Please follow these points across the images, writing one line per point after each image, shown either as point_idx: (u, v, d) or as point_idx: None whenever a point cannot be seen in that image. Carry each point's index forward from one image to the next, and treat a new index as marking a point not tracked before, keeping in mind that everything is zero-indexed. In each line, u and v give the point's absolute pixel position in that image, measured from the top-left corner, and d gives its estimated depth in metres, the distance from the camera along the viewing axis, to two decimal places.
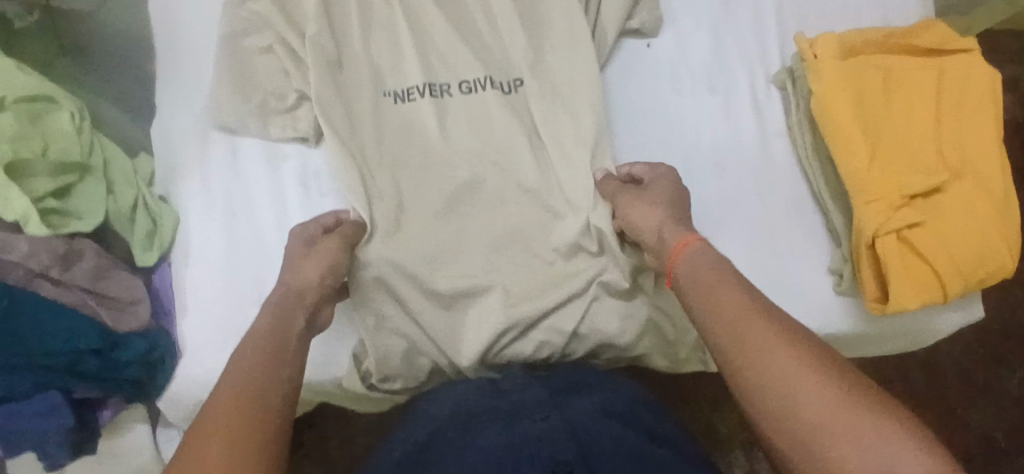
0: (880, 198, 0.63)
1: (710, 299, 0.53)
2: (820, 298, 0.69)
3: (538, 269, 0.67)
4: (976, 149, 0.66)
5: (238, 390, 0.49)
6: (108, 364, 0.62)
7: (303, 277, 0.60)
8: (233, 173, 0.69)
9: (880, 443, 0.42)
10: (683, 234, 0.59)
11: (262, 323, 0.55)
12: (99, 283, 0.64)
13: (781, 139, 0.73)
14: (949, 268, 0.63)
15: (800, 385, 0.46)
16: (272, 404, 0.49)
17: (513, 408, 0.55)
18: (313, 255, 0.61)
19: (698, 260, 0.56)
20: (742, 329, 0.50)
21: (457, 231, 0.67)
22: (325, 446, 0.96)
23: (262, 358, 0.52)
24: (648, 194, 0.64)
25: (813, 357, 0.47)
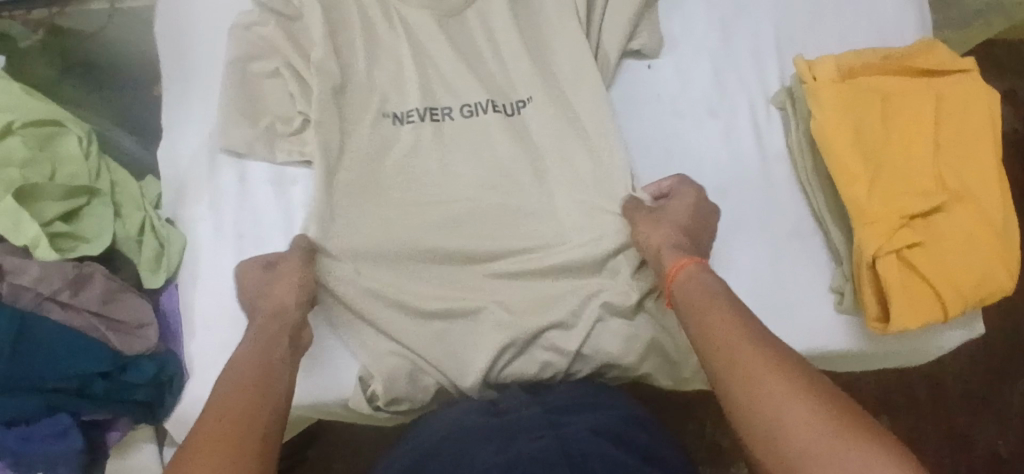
0: (879, 219, 0.64)
1: (703, 320, 0.56)
2: (823, 319, 0.69)
3: (539, 288, 0.68)
4: (973, 170, 0.67)
5: (222, 410, 0.51)
6: (116, 386, 0.63)
7: (278, 297, 0.63)
8: (240, 196, 0.69)
9: (852, 459, 0.43)
10: (679, 256, 0.62)
11: (245, 352, 0.57)
12: (108, 307, 0.64)
13: (781, 160, 0.74)
14: (948, 288, 0.64)
15: (777, 396, 0.48)
16: (259, 428, 0.51)
17: (509, 428, 0.56)
18: (278, 278, 0.64)
19: (692, 288, 0.59)
20: (731, 352, 0.52)
21: (460, 251, 0.68)
22: (329, 463, 0.97)
23: (250, 387, 0.54)
24: (661, 216, 0.66)
25: (795, 379, 0.49)
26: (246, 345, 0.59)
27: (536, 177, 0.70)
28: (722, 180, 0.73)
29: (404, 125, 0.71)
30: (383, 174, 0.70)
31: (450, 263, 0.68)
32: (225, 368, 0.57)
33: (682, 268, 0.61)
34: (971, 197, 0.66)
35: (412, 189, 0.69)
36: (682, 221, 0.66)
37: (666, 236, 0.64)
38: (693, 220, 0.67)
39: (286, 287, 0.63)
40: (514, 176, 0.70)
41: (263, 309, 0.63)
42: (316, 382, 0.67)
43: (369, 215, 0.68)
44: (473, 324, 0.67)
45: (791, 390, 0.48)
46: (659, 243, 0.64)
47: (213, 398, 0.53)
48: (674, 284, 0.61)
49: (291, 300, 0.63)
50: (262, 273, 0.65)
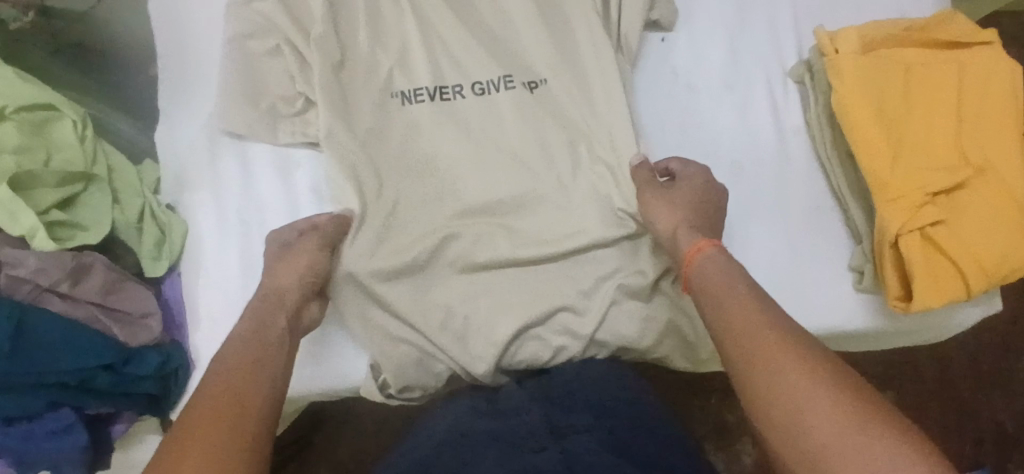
0: (902, 196, 0.62)
1: (719, 307, 0.53)
2: (843, 299, 0.68)
3: (554, 274, 0.66)
4: (998, 144, 0.65)
5: (216, 395, 0.48)
6: (120, 381, 0.61)
7: (282, 280, 0.60)
8: (244, 181, 0.67)
9: (881, 454, 0.40)
10: (699, 240, 0.59)
11: (240, 331, 0.54)
12: (110, 298, 0.62)
13: (799, 136, 0.72)
14: (973, 266, 0.62)
15: (798, 391, 0.45)
16: (252, 416, 0.48)
17: (507, 431, 0.52)
18: (289, 258, 0.62)
19: (709, 270, 0.56)
20: (750, 339, 0.49)
21: (472, 239, 0.66)
22: (334, 446, 0.95)
23: (239, 373, 0.50)
24: (673, 194, 0.63)
25: (819, 368, 0.46)
26: (240, 326, 0.56)
27: (551, 160, 0.68)
28: (738, 157, 0.71)
29: (412, 103, 0.68)
30: (387, 154, 0.67)
31: (458, 254, 0.66)
32: (218, 349, 0.54)
33: (703, 250, 0.58)
34: (995, 172, 0.64)
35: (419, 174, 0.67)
36: (694, 199, 0.63)
37: (684, 218, 0.61)
38: (706, 197, 0.64)
39: (296, 268, 0.61)
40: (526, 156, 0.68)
41: (262, 290, 0.60)
42: (325, 371, 0.66)
43: (376, 198, 0.66)
44: (485, 313, 0.65)
45: (815, 380, 0.45)
46: (676, 223, 0.61)
47: (204, 383, 0.50)
48: (691, 270, 0.58)
49: (295, 282, 0.60)
50: (274, 252, 0.63)
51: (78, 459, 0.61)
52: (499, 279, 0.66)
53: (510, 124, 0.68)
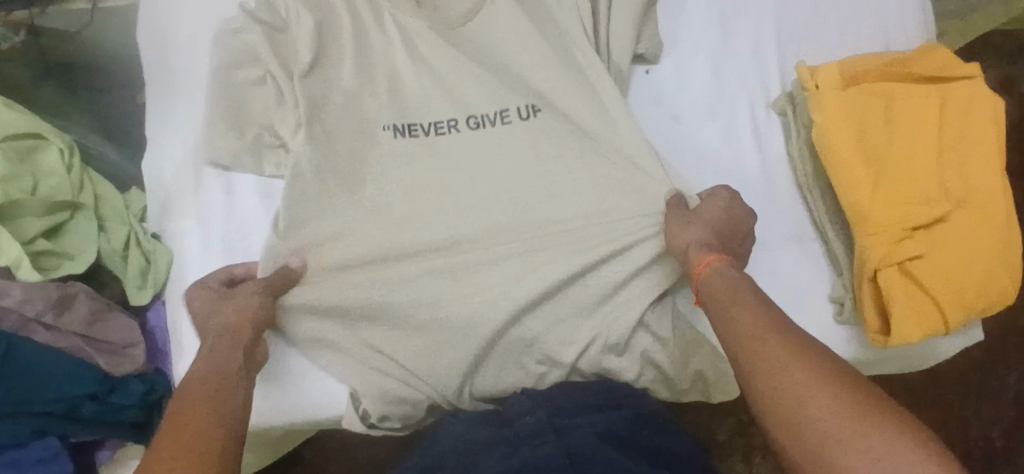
0: (882, 230, 0.63)
1: (727, 314, 0.54)
2: (824, 331, 0.68)
3: (557, 308, 0.66)
4: (976, 179, 0.66)
5: (176, 428, 0.48)
6: (106, 408, 0.62)
7: (234, 317, 0.60)
8: (230, 211, 0.68)
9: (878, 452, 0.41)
10: (705, 253, 0.60)
11: (199, 367, 0.55)
12: (94, 327, 0.63)
13: (782, 167, 0.72)
14: (951, 299, 0.63)
15: (807, 392, 0.45)
16: (218, 437, 0.48)
17: (516, 438, 0.55)
18: (227, 302, 0.61)
19: (715, 281, 0.57)
20: (754, 344, 0.50)
21: (471, 276, 0.66)
22: (325, 463, 0.96)
23: (205, 401, 0.51)
24: (693, 215, 0.64)
25: (820, 368, 0.46)
26: (198, 364, 0.55)
27: (550, 197, 0.68)
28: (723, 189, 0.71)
29: (404, 136, 0.69)
30: (374, 186, 0.68)
31: (442, 284, 0.66)
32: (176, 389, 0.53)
33: (708, 263, 0.58)
34: (974, 207, 0.65)
35: (405, 205, 0.67)
36: (715, 219, 0.63)
37: (698, 236, 0.61)
38: (727, 219, 0.63)
39: (238, 307, 0.61)
40: (524, 193, 0.68)
41: (212, 329, 0.60)
42: (304, 402, 0.66)
43: (362, 230, 0.67)
44: (477, 352, 0.66)
45: (815, 380, 0.46)
46: (688, 239, 0.62)
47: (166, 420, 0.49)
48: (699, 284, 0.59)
49: (240, 318, 0.60)
50: (215, 297, 0.62)
51: None
52: (481, 308, 0.66)
53: (497, 157, 0.68)
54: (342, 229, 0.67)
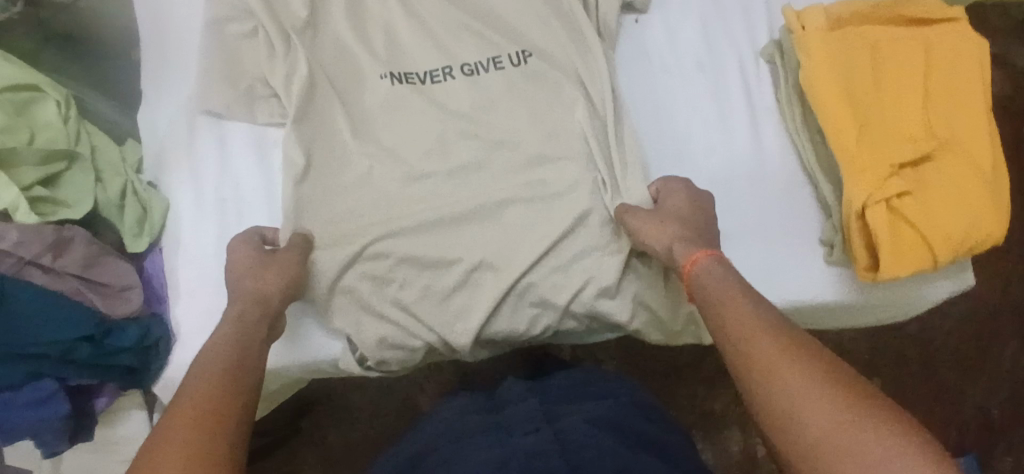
0: (868, 168, 0.63)
1: (719, 317, 0.56)
2: (810, 272, 0.69)
3: (547, 257, 0.67)
4: (966, 119, 0.66)
5: (197, 398, 0.50)
6: (101, 351, 0.62)
7: (267, 285, 0.62)
8: (222, 159, 0.68)
9: (876, 454, 0.43)
10: (692, 250, 0.61)
11: (227, 328, 0.58)
12: (90, 270, 0.63)
13: (771, 114, 0.73)
14: (940, 236, 0.64)
15: (804, 400, 0.47)
16: (233, 413, 0.50)
17: (506, 423, 0.63)
18: (270, 263, 0.63)
19: (706, 281, 0.59)
20: (751, 349, 0.52)
21: (458, 232, 0.67)
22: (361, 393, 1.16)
23: (222, 377, 0.53)
24: (659, 214, 0.65)
25: (816, 371, 0.49)
26: (225, 329, 0.58)
27: (540, 147, 0.68)
28: (711, 138, 0.72)
29: (396, 83, 0.69)
30: (366, 141, 0.69)
31: (439, 229, 0.67)
32: (200, 353, 0.56)
33: (697, 261, 0.60)
34: (963, 147, 0.65)
35: (394, 156, 0.68)
36: (684, 216, 0.65)
37: (674, 234, 0.63)
38: (693, 209, 0.66)
39: (278, 275, 0.63)
40: (516, 144, 0.69)
41: (243, 293, 0.61)
42: (306, 349, 0.68)
43: (360, 179, 0.68)
44: (467, 301, 0.67)
45: (809, 383, 0.48)
46: (668, 238, 0.63)
47: (184, 387, 0.52)
48: (689, 283, 0.60)
49: (275, 286, 0.62)
50: (255, 256, 0.64)
51: (62, 426, 0.63)
52: (475, 252, 0.67)
53: (488, 104, 0.69)
54: (332, 181, 0.68)
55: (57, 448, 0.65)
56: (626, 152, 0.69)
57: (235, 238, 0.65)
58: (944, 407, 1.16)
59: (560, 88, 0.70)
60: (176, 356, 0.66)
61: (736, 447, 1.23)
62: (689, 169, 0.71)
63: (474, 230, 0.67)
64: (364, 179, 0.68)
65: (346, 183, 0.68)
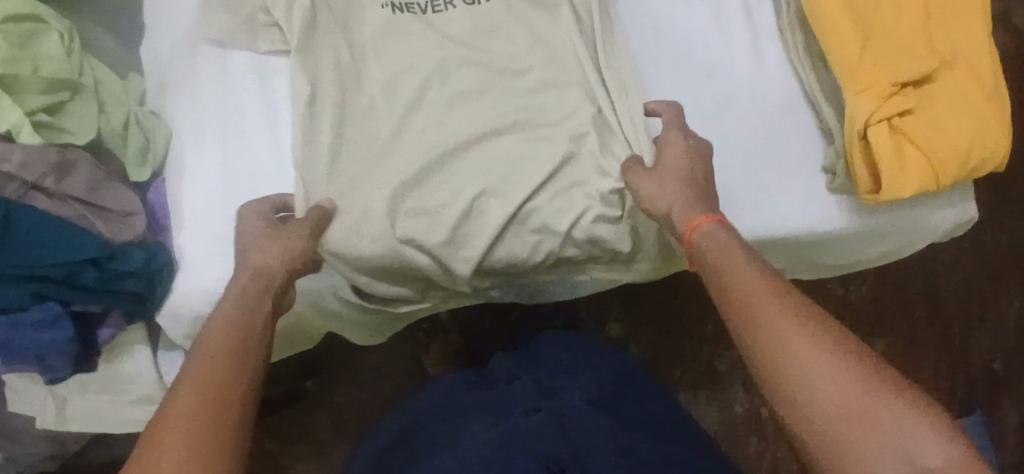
0: (871, 86, 0.63)
1: (722, 281, 0.54)
2: (813, 197, 0.69)
3: (549, 182, 0.67)
4: (967, 42, 0.67)
5: (197, 384, 0.50)
6: (105, 276, 0.62)
7: (271, 260, 0.61)
8: (222, 87, 0.69)
9: (886, 425, 0.44)
10: (691, 214, 0.60)
11: (229, 307, 0.57)
12: (94, 194, 0.64)
13: (773, 44, 0.73)
14: (944, 155, 0.63)
15: (816, 373, 0.47)
16: (233, 400, 0.50)
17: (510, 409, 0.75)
18: (275, 238, 0.62)
19: (706, 246, 0.57)
20: (758, 315, 0.51)
21: (459, 159, 0.67)
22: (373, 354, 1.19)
23: (221, 360, 0.52)
24: (660, 173, 0.63)
25: (827, 342, 0.48)
26: (227, 307, 0.57)
27: (540, 77, 0.69)
28: (713, 69, 0.72)
29: (400, 13, 0.69)
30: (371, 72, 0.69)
31: (442, 158, 0.67)
32: (202, 333, 0.55)
33: (697, 227, 0.59)
34: (962, 65, 0.66)
35: (398, 84, 0.68)
36: (683, 171, 0.63)
37: (676, 195, 0.61)
38: (693, 167, 0.63)
39: (280, 250, 0.61)
40: (517, 73, 0.69)
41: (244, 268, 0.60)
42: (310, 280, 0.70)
43: (366, 108, 0.68)
44: (470, 227, 0.67)
45: (818, 353, 0.48)
46: (669, 202, 0.61)
47: (185, 371, 0.52)
48: (689, 247, 0.59)
49: (278, 262, 0.61)
50: (262, 227, 0.63)
51: (65, 351, 0.63)
52: (477, 179, 0.67)
53: (491, 31, 0.70)
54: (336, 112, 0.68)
55: (61, 373, 0.65)
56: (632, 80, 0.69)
57: (245, 207, 0.65)
58: None
59: (560, 19, 0.71)
60: (180, 283, 0.66)
61: (741, 406, 1.24)
62: (692, 98, 0.71)
63: (477, 156, 0.68)
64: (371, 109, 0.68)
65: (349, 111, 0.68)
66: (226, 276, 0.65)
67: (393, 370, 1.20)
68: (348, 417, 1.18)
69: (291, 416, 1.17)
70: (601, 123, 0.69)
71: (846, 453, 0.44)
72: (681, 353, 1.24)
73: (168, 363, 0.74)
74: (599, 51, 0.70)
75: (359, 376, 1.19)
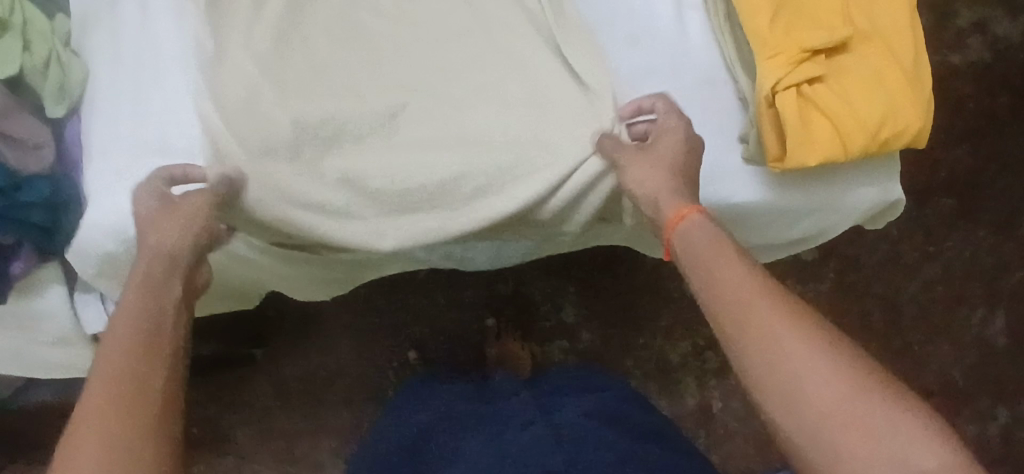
0: (780, 52, 0.63)
1: (711, 275, 0.56)
2: (730, 167, 0.69)
3: (481, 156, 0.67)
4: (885, 15, 0.66)
5: (108, 377, 0.50)
6: (12, 205, 0.63)
7: (168, 240, 0.60)
8: (143, 23, 0.71)
9: (879, 425, 0.47)
10: (682, 204, 0.61)
11: (133, 296, 0.56)
12: (5, 124, 0.64)
13: (697, 13, 0.72)
14: (851, 125, 0.63)
15: (810, 376, 0.49)
16: (150, 387, 0.51)
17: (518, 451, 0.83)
18: (169, 215, 0.61)
19: (696, 237, 0.59)
20: (750, 313, 0.53)
21: (382, 131, 0.68)
22: (319, 328, 1.19)
23: (133, 352, 0.52)
24: (651, 154, 0.64)
25: (819, 342, 0.50)
26: (136, 290, 0.56)
27: (482, 51, 0.69)
28: (636, 35, 0.72)
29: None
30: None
31: (361, 127, 0.67)
32: (109, 322, 0.55)
33: (686, 216, 0.60)
34: (881, 38, 0.65)
35: (316, 39, 0.69)
36: (678, 162, 0.64)
37: (665, 181, 0.62)
38: (684, 159, 0.64)
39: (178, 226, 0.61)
40: (456, 48, 0.69)
41: (144, 249, 0.60)
42: (227, 253, 0.73)
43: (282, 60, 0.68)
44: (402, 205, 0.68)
45: (813, 351, 0.50)
46: (655, 187, 0.63)
47: (99, 363, 0.52)
48: (674, 235, 0.61)
49: (180, 236, 0.60)
50: (157, 205, 0.62)
51: None
52: (398, 152, 0.68)
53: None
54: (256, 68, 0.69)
55: None
56: (561, 43, 0.69)
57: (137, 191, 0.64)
58: (910, 366, 1.20)
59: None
60: (85, 218, 0.66)
61: (691, 400, 1.22)
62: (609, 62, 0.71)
63: (400, 128, 0.68)
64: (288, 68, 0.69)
65: (270, 65, 0.67)
66: (127, 209, 0.66)
67: (340, 343, 1.20)
68: (291, 387, 1.18)
69: (234, 382, 1.18)
70: (540, 97, 0.68)
71: (840, 452, 0.47)
72: (632, 342, 1.23)
73: (81, 305, 0.75)
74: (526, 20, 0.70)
75: (305, 345, 1.19)
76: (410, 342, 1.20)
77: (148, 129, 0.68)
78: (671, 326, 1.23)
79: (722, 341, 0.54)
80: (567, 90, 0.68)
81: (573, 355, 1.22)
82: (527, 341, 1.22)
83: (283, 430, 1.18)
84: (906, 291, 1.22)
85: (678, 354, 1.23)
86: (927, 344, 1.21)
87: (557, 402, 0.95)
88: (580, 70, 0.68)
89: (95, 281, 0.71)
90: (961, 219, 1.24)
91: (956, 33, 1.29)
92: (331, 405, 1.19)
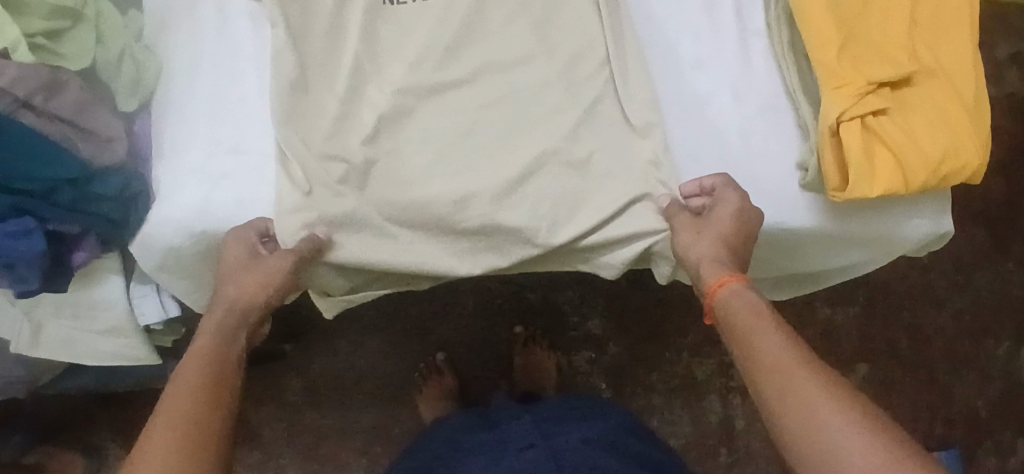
0: (847, 83, 0.64)
1: (751, 344, 0.59)
2: (788, 192, 0.70)
3: (512, 190, 0.69)
4: (950, 53, 0.67)
5: (174, 417, 0.56)
6: (84, 196, 0.65)
7: (246, 293, 0.66)
8: (220, 28, 0.73)
9: None
10: (722, 273, 0.64)
11: (206, 343, 0.63)
12: (80, 116, 0.65)
13: (760, 40, 0.74)
14: (914, 159, 0.63)
15: (845, 443, 0.50)
16: (211, 429, 0.56)
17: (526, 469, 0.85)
18: (254, 268, 0.66)
19: (735, 306, 0.62)
20: (788, 380, 0.55)
21: (422, 160, 0.69)
22: (354, 335, 1.20)
23: (198, 396, 0.58)
24: (704, 224, 0.66)
25: (851, 410, 0.52)
26: (205, 341, 0.63)
27: (533, 88, 0.71)
28: (699, 61, 0.74)
29: (395, 4, 0.72)
30: (369, 44, 0.71)
31: (405, 156, 0.70)
32: (181, 363, 0.61)
33: (725, 285, 0.63)
34: (945, 75, 0.66)
35: (382, 67, 0.71)
36: (726, 231, 0.66)
37: (710, 250, 0.65)
38: (738, 229, 0.66)
39: (261, 281, 0.65)
40: (524, 85, 0.71)
41: (221, 300, 0.66)
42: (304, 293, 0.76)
43: (352, 75, 0.70)
44: (457, 239, 0.70)
45: (844, 421, 0.51)
46: (699, 254, 0.65)
47: (165, 402, 0.57)
48: (715, 301, 0.64)
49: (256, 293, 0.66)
50: (246, 256, 0.66)
51: (39, 264, 0.64)
52: (432, 181, 0.69)
53: (474, 32, 0.72)
54: (328, 77, 0.71)
55: (33, 288, 0.66)
56: (627, 75, 0.71)
57: (230, 234, 0.67)
58: (934, 395, 1.21)
59: (567, 18, 0.73)
60: (154, 213, 0.68)
61: (715, 416, 1.22)
62: (671, 86, 0.73)
63: (435, 158, 0.69)
64: (357, 79, 0.71)
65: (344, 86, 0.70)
66: (197, 204, 0.67)
67: (371, 343, 1.20)
68: (321, 384, 1.19)
69: (266, 378, 1.19)
70: (581, 140, 0.70)
71: None
72: (659, 356, 1.23)
73: (139, 296, 0.77)
74: (585, 61, 0.72)
75: (337, 343, 1.20)
76: (439, 345, 1.21)
77: (223, 133, 0.70)
78: (701, 346, 1.23)
79: (762, 406, 0.56)
80: (625, 125, 0.71)
81: (599, 367, 1.22)
82: (554, 349, 1.22)
83: (310, 426, 1.19)
84: (935, 320, 1.22)
85: (705, 370, 1.23)
86: (952, 374, 1.21)
87: (556, 430, 0.94)
88: (640, 100, 0.70)
89: (156, 272, 0.72)
90: (992, 251, 1.24)
91: (994, 66, 1.29)
92: (359, 403, 1.20)
